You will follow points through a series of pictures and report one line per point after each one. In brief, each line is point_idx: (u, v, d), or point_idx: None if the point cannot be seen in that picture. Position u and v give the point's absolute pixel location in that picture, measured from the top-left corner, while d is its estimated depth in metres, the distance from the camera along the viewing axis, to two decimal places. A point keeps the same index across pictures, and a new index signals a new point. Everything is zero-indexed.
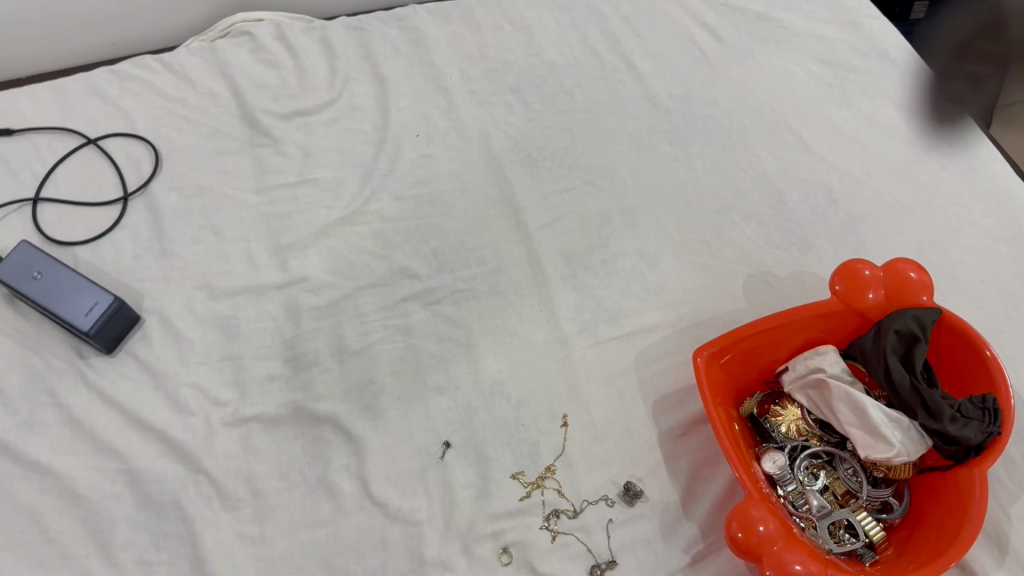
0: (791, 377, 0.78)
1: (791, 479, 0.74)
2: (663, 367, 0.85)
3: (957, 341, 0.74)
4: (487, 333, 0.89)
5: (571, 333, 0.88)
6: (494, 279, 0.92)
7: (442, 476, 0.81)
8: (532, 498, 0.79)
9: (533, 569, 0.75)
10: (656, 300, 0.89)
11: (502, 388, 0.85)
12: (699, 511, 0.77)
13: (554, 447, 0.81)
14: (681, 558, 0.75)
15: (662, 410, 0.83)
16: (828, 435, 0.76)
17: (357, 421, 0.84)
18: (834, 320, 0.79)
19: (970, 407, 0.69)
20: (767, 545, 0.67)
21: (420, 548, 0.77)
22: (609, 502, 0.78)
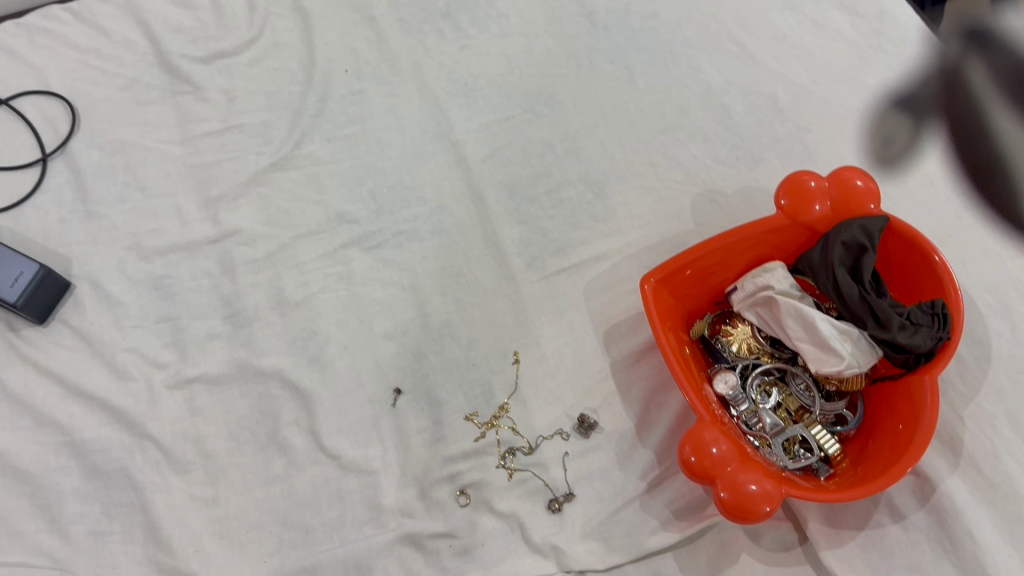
0: (741, 296, 0.76)
1: (744, 399, 0.73)
2: (614, 295, 0.83)
3: (906, 248, 0.72)
4: (433, 274, 0.86)
5: (518, 269, 0.85)
6: (437, 218, 0.89)
7: (395, 423, 0.79)
8: (487, 438, 0.77)
9: (491, 508, 0.74)
10: (603, 228, 0.87)
11: (451, 330, 0.83)
12: (653, 436, 0.76)
13: (507, 385, 0.80)
14: (637, 485, 0.74)
15: (613, 339, 0.81)
16: (779, 351, 0.76)
17: (304, 374, 0.81)
18: (782, 235, 0.77)
19: (920, 314, 0.68)
20: (721, 466, 0.67)
21: (377, 497, 0.76)
22: (564, 436, 0.76)
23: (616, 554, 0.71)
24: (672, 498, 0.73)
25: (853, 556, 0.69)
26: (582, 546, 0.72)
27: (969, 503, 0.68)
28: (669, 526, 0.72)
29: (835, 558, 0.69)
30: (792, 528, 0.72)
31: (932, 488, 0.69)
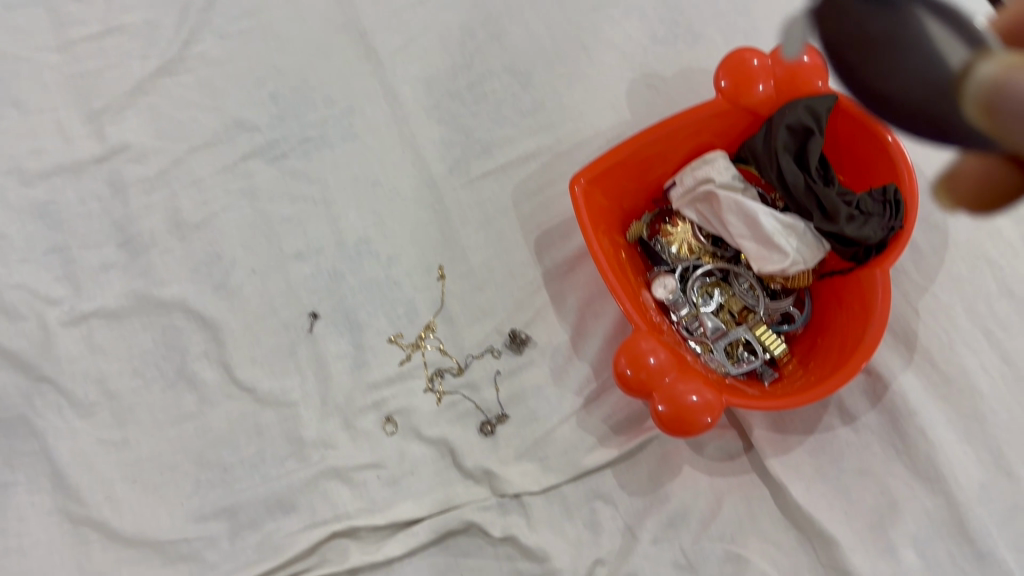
0: (679, 194, 0.70)
1: (684, 303, 0.69)
2: (545, 199, 0.76)
3: (856, 129, 0.66)
4: (345, 184, 0.77)
5: (439, 174, 0.77)
6: (347, 121, 0.79)
7: (312, 350, 0.72)
8: (413, 361, 0.71)
9: (419, 435, 0.68)
10: (531, 124, 0.78)
11: (368, 245, 0.75)
12: (590, 349, 0.70)
13: (432, 302, 0.73)
14: (574, 401, 0.69)
15: (546, 246, 0.74)
16: (721, 250, 0.71)
17: (210, 302, 0.74)
18: (722, 122, 0.70)
19: (871, 203, 0.62)
20: (658, 377, 0.63)
21: (298, 429, 0.70)
22: (495, 354, 0.70)
23: (553, 474, 0.66)
24: (610, 412, 0.68)
25: (801, 462, 0.65)
26: (516, 468, 0.67)
27: (922, 401, 0.64)
28: (607, 442, 0.67)
29: (782, 465, 0.65)
30: (736, 436, 0.67)
31: (883, 387, 0.65)
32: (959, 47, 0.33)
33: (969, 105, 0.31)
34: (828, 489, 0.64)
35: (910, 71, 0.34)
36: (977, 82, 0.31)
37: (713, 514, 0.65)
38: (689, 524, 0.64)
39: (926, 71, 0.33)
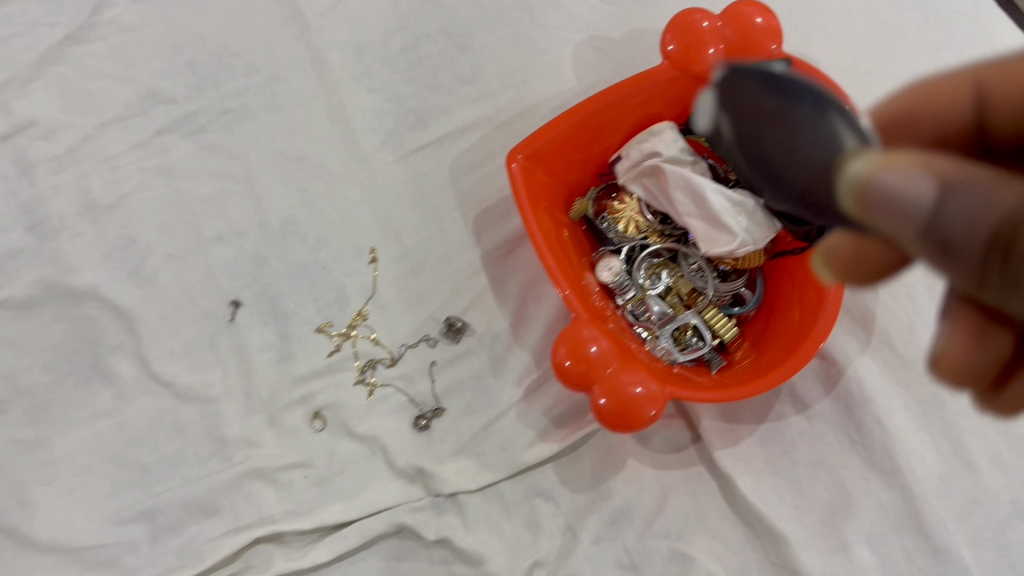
0: (625, 168, 0.66)
1: (630, 287, 0.65)
2: (485, 174, 0.70)
3: None
4: (269, 160, 0.71)
5: (371, 148, 0.71)
6: (270, 90, 0.73)
7: (234, 341, 0.67)
8: (342, 352, 0.66)
9: (348, 432, 0.64)
10: (470, 93, 0.72)
11: (295, 227, 0.69)
12: (531, 337, 0.65)
13: (363, 288, 0.68)
14: (513, 393, 0.64)
15: (486, 225, 0.69)
16: (669, 228, 0.66)
17: (125, 291, 0.69)
18: (670, 91, 0.64)
19: None
20: (600, 368, 0.59)
21: (220, 427, 0.65)
22: (430, 343, 0.66)
23: (491, 472, 0.62)
24: (551, 405, 0.64)
25: (751, 455, 0.61)
26: (451, 466, 0.62)
27: (879, 388, 0.60)
28: (547, 437, 0.63)
29: (730, 458, 0.61)
30: (684, 426, 0.63)
31: (839, 373, 0.61)
32: (851, 132, 0.31)
33: (840, 194, 0.30)
34: (779, 483, 0.60)
35: (798, 153, 0.32)
36: (848, 177, 0.28)
37: (658, 510, 0.61)
38: (633, 522, 0.60)
39: (815, 153, 0.31)
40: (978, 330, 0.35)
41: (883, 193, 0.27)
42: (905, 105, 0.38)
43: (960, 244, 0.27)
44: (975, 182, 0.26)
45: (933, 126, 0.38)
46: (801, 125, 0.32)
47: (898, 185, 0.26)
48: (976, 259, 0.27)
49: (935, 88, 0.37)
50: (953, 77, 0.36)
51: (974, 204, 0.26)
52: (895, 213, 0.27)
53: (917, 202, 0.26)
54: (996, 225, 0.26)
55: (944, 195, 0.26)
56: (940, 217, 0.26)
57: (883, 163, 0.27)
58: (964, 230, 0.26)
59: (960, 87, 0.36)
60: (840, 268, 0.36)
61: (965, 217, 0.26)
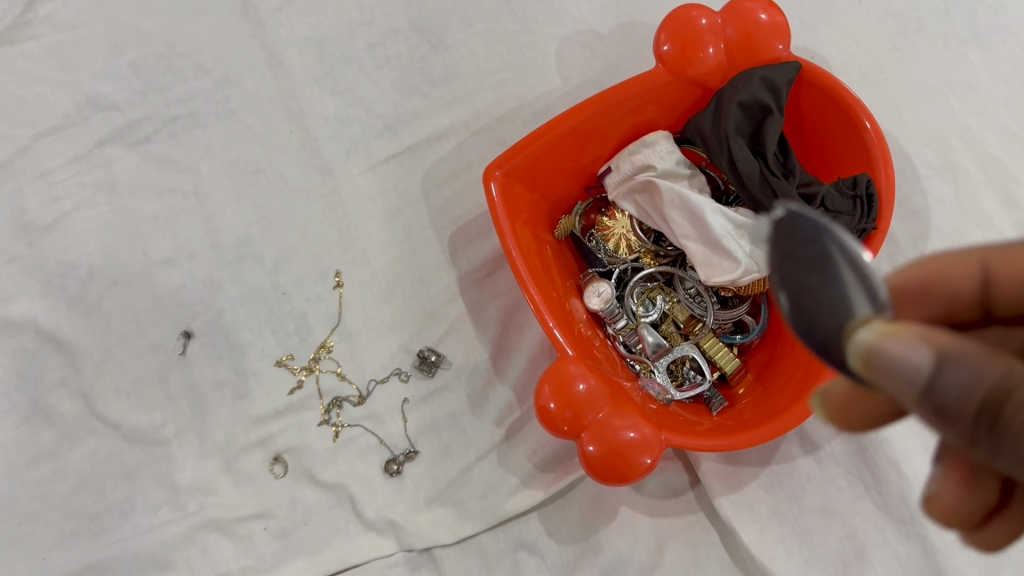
0: (615, 182, 0.60)
1: (621, 315, 0.58)
2: (461, 187, 0.64)
3: (822, 106, 0.56)
4: (222, 172, 0.64)
5: (334, 159, 0.64)
6: (222, 94, 0.66)
7: (186, 377, 0.61)
8: (305, 389, 0.59)
9: (312, 479, 0.58)
10: (444, 95, 0.65)
11: (250, 247, 0.63)
12: (514, 371, 0.60)
13: (327, 316, 0.61)
14: (494, 434, 0.58)
15: (463, 246, 0.62)
16: (664, 249, 0.60)
17: (65, 321, 0.62)
18: (665, 97, 0.58)
19: (839, 199, 0.53)
20: (588, 412, 0.53)
21: (173, 472, 0.60)
22: (402, 378, 0.59)
23: (469, 523, 0.56)
24: (536, 448, 0.58)
25: (754, 501, 0.56)
26: (426, 516, 0.57)
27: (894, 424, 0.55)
28: (531, 483, 0.57)
29: (732, 505, 0.55)
30: (681, 470, 0.58)
31: None
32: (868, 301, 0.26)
33: (849, 361, 0.25)
34: (786, 533, 0.55)
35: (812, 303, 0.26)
36: (853, 343, 0.25)
37: (654, 563, 0.56)
38: None
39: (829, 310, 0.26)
40: (971, 474, 0.33)
41: (887, 363, 0.24)
42: (924, 276, 0.33)
43: (955, 412, 0.25)
44: (971, 354, 0.24)
45: (944, 300, 0.33)
46: (819, 275, 0.26)
47: (899, 353, 0.24)
48: (966, 429, 0.25)
49: (951, 263, 0.33)
50: (964, 253, 0.33)
51: (971, 376, 0.24)
52: (892, 382, 0.24)
53: (917, 372, 0.24)
54: (989, 397, 0.24)
55: (941, 365, 0.24)
56: (936, 388, 0.24)
57: (888, 331, 0.24)
58: (961, 399, 0.24)
59: (973, 266, 0.33)
60: (838, 414, 0.34)
61: (962, 387, 0.24)
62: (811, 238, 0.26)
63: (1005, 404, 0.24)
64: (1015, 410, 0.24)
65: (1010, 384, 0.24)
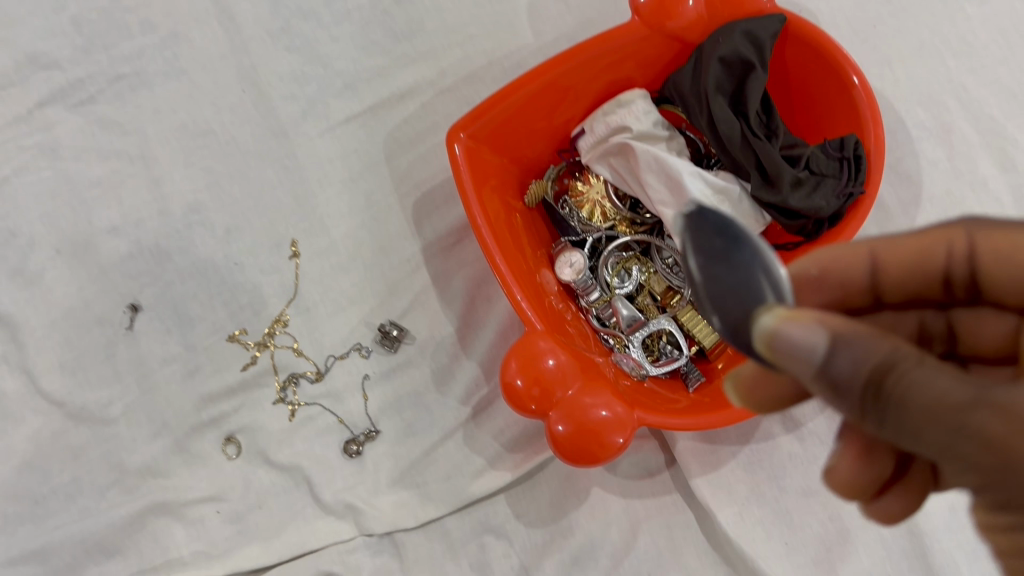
0: (589, 145, 0.56)
1: (594, 287, 0.55)
2: (425, 150, 0.60)
3: (809, 62, 0.52)
4: (171, 135, 0.60)
5: (290, 120, 0.60)
6: (170, 51, 0.61)
7: (134, 352, 0.57)
8: (259, 365, 0.56)
9: (267, 460, 0.55)
10: (407, 52, 0.61)
11: (201, 215, 0.59)
12: (480, 346, 0.56)
13: (283, 288, 0.58)
14: (459, 413, 0.55)
15: (426, 213, 0.59)
16: (641, 217, 0.57)
17: (4, 293, 0.58)
18: (642, 53, 0.54)
19: (825, 160, 0.49)
20: (558, 389, 0.49)
21: (121, 452, 0.56)
22: (362, 353, 0.56)
23: (433, 506, 0.54)
24: (503, 427, 0.55)
25: (733, 481, 0.53)
26: (387, 498, 0.54)
27: None
28: (498, 464, 0.54)
29: (710, 486, 0.53)
30: (656, 448, 0.55)
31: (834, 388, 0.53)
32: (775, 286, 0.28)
33: (755, 344, 0.27)
34: (766, 515, 0.52)
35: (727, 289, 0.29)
36: (757, 327, 0.27)
37: (627, 546, 0.53)
38: (598, 561, 0.53)
39: (742, 292, 0.28)
40: (865, 445, 0.35)
41: (787, 347, 0.26)
42: (816, 268, 0.37)
43: (847, 390, 0.26)
44: (863, 335, 0.26)
45: (838, 288, 0.37)
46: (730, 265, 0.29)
47: (797, 337, 0.25)
48: (856, 405, 0.26)
49: (838, 256, 0.36)
50: (854, 246, 0.36)
51: (864, 358, 0.25)
52: (794, 364, 0.26)
53: (813, 353, 0.25)
54: (878, 373, 0.25)
55: (835, 348, 0.25)
56: (830, 369, 0.26)
57: (787, 316, 0.26)
58: (853, 379, 0.26)
59: (859, 257, 0.36)
60: (743, 392, 0.36)
61: (852, 369, 0.25)
62: (720, 231, 0.29)
63: (891, 379, 0.25)
64: (900, 385, 0.25)
65: (898, 360, 0.25)
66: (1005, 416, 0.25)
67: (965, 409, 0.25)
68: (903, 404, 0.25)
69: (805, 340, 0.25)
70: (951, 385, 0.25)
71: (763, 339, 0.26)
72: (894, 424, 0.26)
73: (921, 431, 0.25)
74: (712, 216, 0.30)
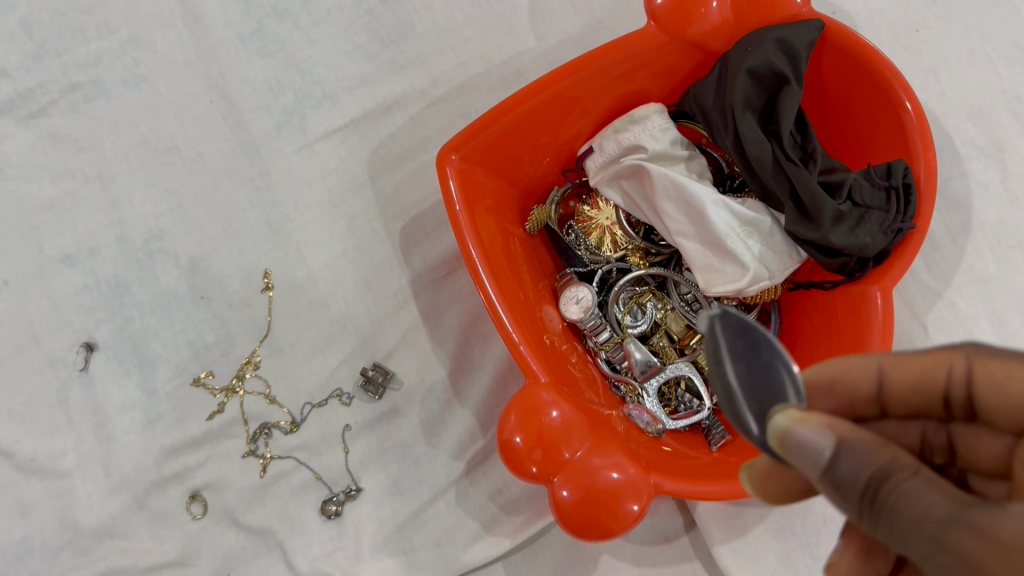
0: (597, 165, 0.50)
1: (604, 326, 0.49)
2: (414, 169, 0.54)
3: (850, 75, 0.45)
4: (130, 153, 0.54)
5: (263, 135, 0.54)
6: (130, 57, 0.55)
7: (88, 397, 0.51)
8: (228, 413, 0.50)
9: (236, 522, 0.49)
10: (393, 58, 0.55)
11: (163, 241, 0.53)
12: (474, 393, 0.51)
13: (254, 325, 0.51)
14: (451, 469, 0.50)
15: (416, 241, 0.53)
16: (656, 246, 0.51)
17: None
18: (659, 63, 0.48)
19: (869, 190, 0.43)
20: (564, 443, 0.42)
21: (74, 510, 0.50)
22: (343, 400, 0.50)
23: None
24: (500, 486, 0.50)
25: (761, 549, 0.47)
26: (372, 565, 0.49)
27: None
28: (493, 529, 0.49)
29: (734, 556, 0.47)
30: (673, 510, 0.50)
31: None
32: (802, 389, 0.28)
33: (771, 442, 0.26)
34: None
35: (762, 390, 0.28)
36: (773, 425, 0.26)
37: None
38: None
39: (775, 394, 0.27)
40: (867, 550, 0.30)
41: (793, 443, 0.25)
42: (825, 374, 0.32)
43: (846, 496, 0.25)
44: (868, 441, 0.25)
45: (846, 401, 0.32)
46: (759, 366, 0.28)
47: (806, 438, 0.25)
48: (854, 512, 0.25)
49: (845, 364, 0.32)
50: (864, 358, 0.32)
51: (867, 462, 0.24)
52: (801, 464, 0.25)
53: (818, 455, 0.25)
54: (875, 477, 0.24)
55: (839, 451, 0.25)
56: (831, 473, 0.25)
57: (799, 416, 0.25)
58: (852, 482, 0.24)
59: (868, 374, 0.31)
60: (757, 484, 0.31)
61: (852, 470, 0.24)
62: (745, 332, 0.28)
63: (886, 486, 0.24)
64: (893, 492, 0.24)
65: (895, 470, 0.24)
66: (990, 538, 0.22)
67: (951, 523, 0.23)
68: (894, 515, 0.24)
69: (814, 439, 0.25)
70: (948, 502, 0.23)
71: (780, 439, 0.26)
72: (886, 537, 0.24)
73: (915, 542, 0.23)
74: (732, 316, 0.28)
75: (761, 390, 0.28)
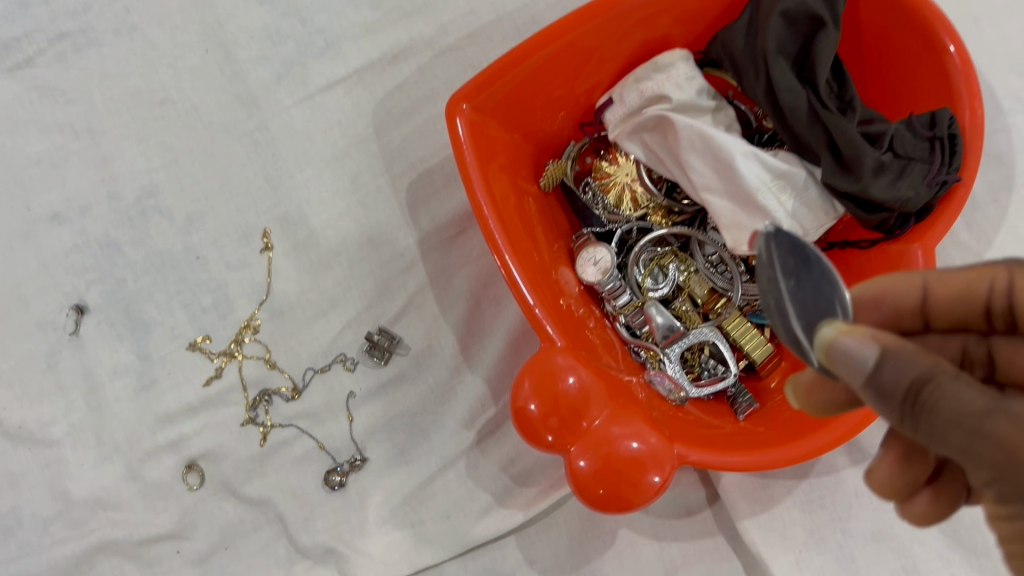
0: (617, 118, 0.47)
1: (624, 289, 0.46)
2: (422, 123, 0.50)
3: (890, 20, 0.42)
4: (122, 105, 0.51)
5: (262, 86, 0.51)
6: (120, 3, 0.52)
7: (79, 361, 0.48)
8: (226, 378, 0.48)
9: (235, 492, 0.47)
10: (400, 5, 0.51)
11: (157, 199, 0.50)
12: (486, 359, 0.48)
13: (253, 287, 0.49)
14: (461, 438, 0.47)
15: (423, 199, 0.50)
16: (679, 204, 0.48)
17: None
18: (684, 7, 0.45)
19: (911, 140, 0.40)
20: (582, 408, 0.39)
21: (65, 480, 0.48)
22: (347, 365, 0.48)
23: (430, 550, 0.46)
24: (513, 456, 0.47)
25: (788, 523, 0.45)
26: (377, 539, 0.46)
27: None
28: (506, 501, 0.47)
29: (760, 530, 0.45)
30: (696, 482, 0.47)
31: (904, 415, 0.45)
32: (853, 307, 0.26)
33: (816, 354, 0.24)
34: (827, 563, 0.44)
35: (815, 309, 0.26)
36: (823, 337, 0.24)
37: None
38: None
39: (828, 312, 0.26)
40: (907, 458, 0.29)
41: (835, 354, 0.23)
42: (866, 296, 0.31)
43: (890, 405, 0.23)
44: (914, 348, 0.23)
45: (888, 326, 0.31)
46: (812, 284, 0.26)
47: (851, 347, 0.23)
48: (897, 418, 0.23)
49: (889, 281, 0.30)
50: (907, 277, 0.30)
51: (911, 369, 0.23)
52: (844, 375, 0.24)
53: (864, 364, 0.23)
54: (917, 384, 0.22)
55: (883, 359, 0.23)
56: (874, 381, 0.23)
57: (845, 327, 0.24)
58: (894, 391, 0.23)
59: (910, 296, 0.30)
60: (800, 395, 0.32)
61: (896, 378, 0.23)
62: (797, 251, 0.27)
63: (928, 389, 0.22)
64: (934, 396, 0.22)
65: (939, 373, 0.22)
66: None
67: (991, 415, 0.21)
68: (935, 417, 0.22)
69: (859, 347, 0.23)
70: (987, 393, 0.22)
71: (825, 348, 0.24)
72: (927, 441, 0.23)
73: (960, 445, 0.22)
74: (784, 234, 0.27)
75: (814, 308, 0.26)
